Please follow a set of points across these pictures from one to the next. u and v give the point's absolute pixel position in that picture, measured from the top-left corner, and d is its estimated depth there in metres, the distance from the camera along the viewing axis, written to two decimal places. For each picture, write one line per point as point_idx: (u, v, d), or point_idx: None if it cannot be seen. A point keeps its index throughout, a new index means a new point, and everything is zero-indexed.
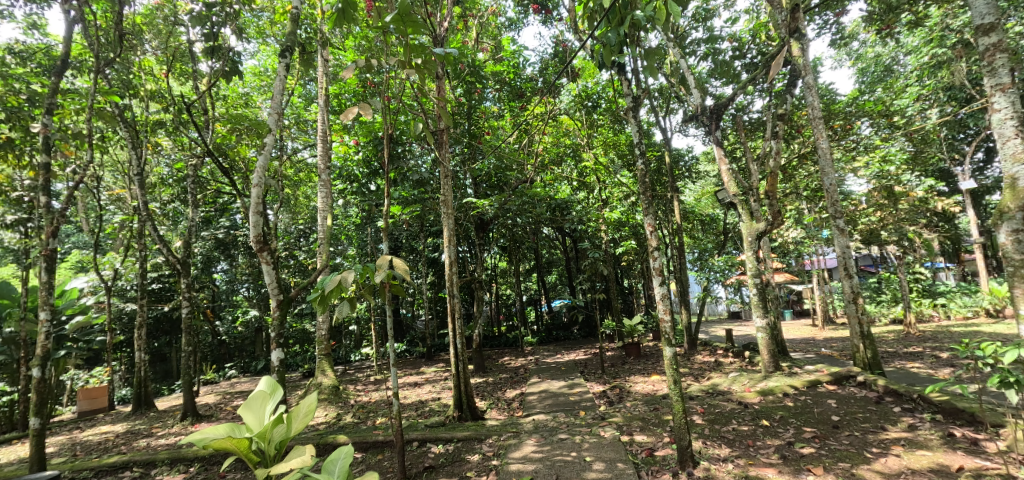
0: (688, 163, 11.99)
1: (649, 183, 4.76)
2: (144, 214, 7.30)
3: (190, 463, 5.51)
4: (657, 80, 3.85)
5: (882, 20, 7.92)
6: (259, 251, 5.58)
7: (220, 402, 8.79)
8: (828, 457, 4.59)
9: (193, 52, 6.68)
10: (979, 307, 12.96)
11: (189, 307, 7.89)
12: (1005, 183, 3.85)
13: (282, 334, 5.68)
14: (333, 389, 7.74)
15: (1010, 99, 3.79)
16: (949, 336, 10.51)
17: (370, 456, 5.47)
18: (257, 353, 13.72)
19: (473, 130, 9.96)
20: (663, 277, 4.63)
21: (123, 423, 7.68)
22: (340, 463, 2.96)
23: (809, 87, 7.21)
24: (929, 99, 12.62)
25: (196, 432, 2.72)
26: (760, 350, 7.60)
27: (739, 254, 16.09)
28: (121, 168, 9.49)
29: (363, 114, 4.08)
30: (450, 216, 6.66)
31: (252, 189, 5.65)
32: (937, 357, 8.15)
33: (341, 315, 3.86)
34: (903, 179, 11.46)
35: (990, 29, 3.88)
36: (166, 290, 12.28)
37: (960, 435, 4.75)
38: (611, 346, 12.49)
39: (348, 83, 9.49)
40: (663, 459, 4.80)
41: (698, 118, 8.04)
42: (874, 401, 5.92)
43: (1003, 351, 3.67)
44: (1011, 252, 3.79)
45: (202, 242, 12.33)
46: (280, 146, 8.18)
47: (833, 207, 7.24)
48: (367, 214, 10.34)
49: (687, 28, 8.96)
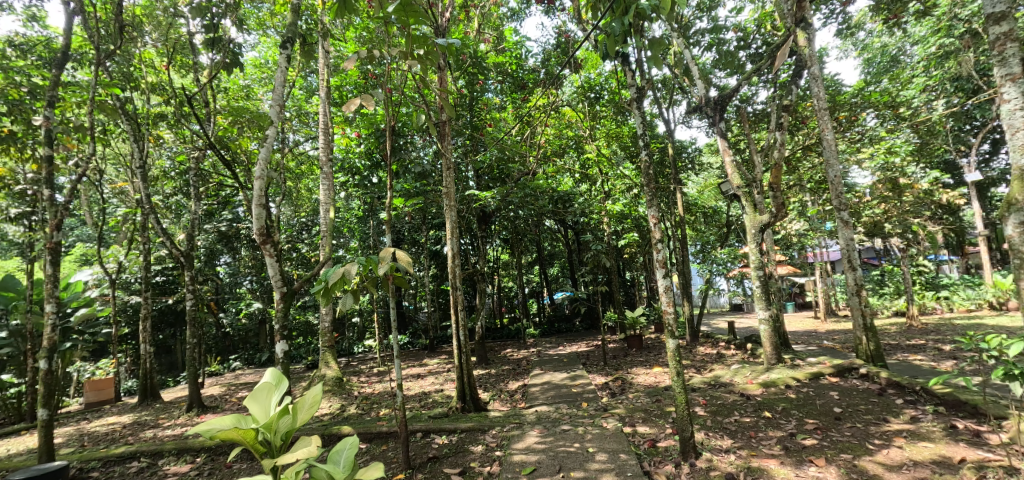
0: (692, 155, 11.86)
1: (653, 174, 4.73)
2: (147, 207, 7.30)
3: (197, 453, 5.58)
4: (663, 70, 3.76)
5: (888, 9, 7.79)
6: (262, 243, 5.59)
7: (225, 394, 8.86)
8: (831, 449, 4.61)
9: (193, 44, 6.60)
10: (983, 300, 12.93)
11: (194, 299, 7.85)
12: (1013, 175, 3.79)
13: (287, 326, 5.69)
14: (336, 380, 7.82)
15: (1021, 90, 3.74)
16: (951, 328, 10.42)
17: (375, 446, 5.54)
18: (262, 345, 13.80)
19: (475, 122, 10.14)
20: (667, 269, 4.63)
21: (130, 414, 7.74)
22: (345, 453, 3.00)
23: (815, 78, 7.09)
24: (935, 90, 12.44)
25: (203, 423, 2.72)
26: (762, 342, 7.59)
27: (741, 247, 16.19)
28: (123, 162, 9.50)
29: (364, 106, 4.05)
30: (450, 209, 6.52)
31: (254, 182, 5.68)
32: (940, 349, 8.14)
33: (346, 306, 3.90)
34: (909, 171, 11.35)
35: (1001, 17, 3.82)
36: (170, 283, 12.39)
37: (963, 427, 4.77)
38: (612, 338, 12.50)
39: (349, 75, 9.41)
40: (666, 450, 4.85)
41: (703, 109, 7.95)
42: (876, 392, 5.93)
43: (1008, 345, 3.63)
44: (1019, 244, 3.73)
45: (205, 236, 12.43)
46: (280, 138, 8.13)
47: (838, 198, 7.19)
48: (369, 207, 10.29)
49: (690, 18, 8.84)
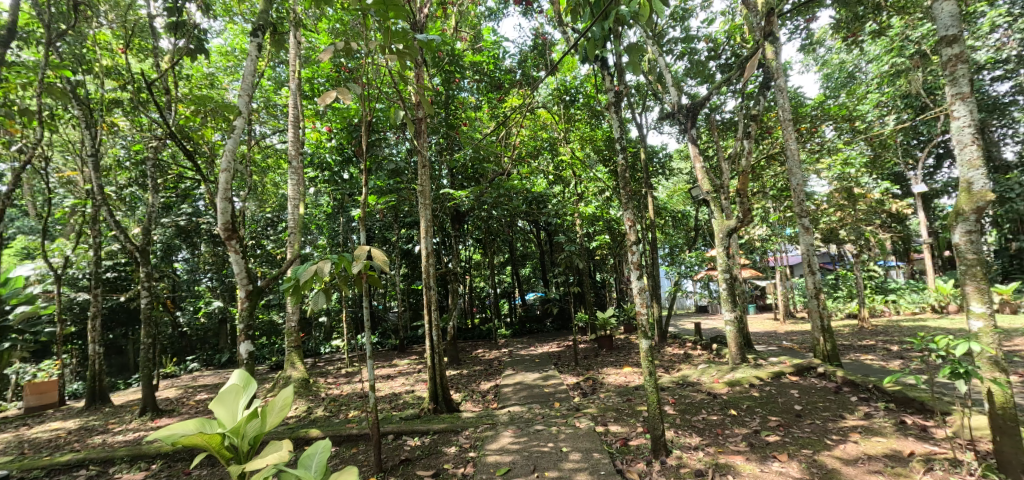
0: (663, 160, 12.18)
1: (629, 177, 4.89)
2: (99, 198, 6.85)
3: (152, 460, 5.28)
4: (640, 76, 3.84)
5: (848, 28, 8.18)
6: (226, 239, 5.39)
7: (182, 396, 8.46)
8: (793, 444, 4.83)
9: (154, 28, 6.24)
10: (926, 303, 13.76)
11: (149, 296, 7.44)
12: (960, 187, 4.10)
13: (251, 326, 5.50)
14: (303, 381, 7.59)
15: (969, 108, 4.03)
16: (899, 330, 11.12)
17: (345, 449, 5.39)
18: (221, 346, 13.23)
19: (451, 120, 10.04)
20: (640, 271, 4.74)
21: (76, 419, 7.26)
22: (317, 458, 2.94)
23: (780, 90, 7.42)
24: (887, 106, 13.16)
25: (164, 428, 2.60)
26: (727, 342, 7.85)
27: (708, 250, 16.75)
28: (71, 149, 8.88)
29: (340, 99, 3.95)
30: (426, 207, 6.43)
31: (219, 174, 5.45)
32: (888, 349, 8.68)
33: (316, 306, 3.82)
34: (862, 181, 12.04)
35: (953, 40, 4.09)
36: (122, 280, 11.70)
37: (911, 422, 5.08)
38: (584, 339, 12.66)
39: (322, 67, 9.11)
40: (637, 448, 4.95)
41: (675, 115, 8.14)
42: (833, 390, 6.25)
43: (954, 344, 3.88)
44: (965, 251, 4.03)
45: (162, 230, 11.80)
46: (248, 130, 7.82)
47: (799, 206, 7.53)
48: (340, 203, 10.08)
49: (664, 27, 9.07)
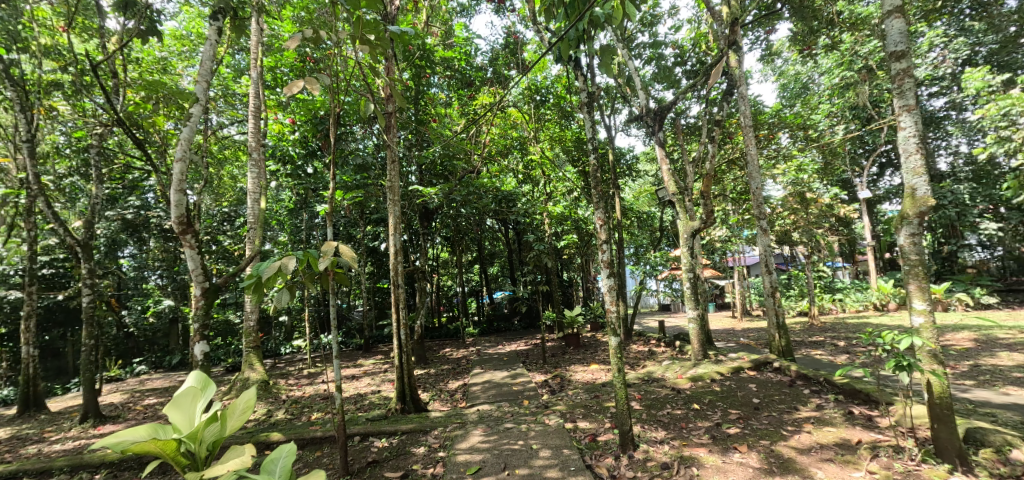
0: (629, 162, 12.46)
1: (600, 178, 5.02)
2: (35, 188, 6.32)
3: (95, 469, 4.93)
4: (612, 78, 3.92)
5: (804, 41, 8.61)
6: (181, 234, 5.11)
7: (128, 401, 7.94)
8: (752, 436, 5.05)
9: (101, 6, 5.82)
10: (869, 302, 14.65)
11: (92, 294, 6.94)
12: (905, 193, 4.39)
13: (207, 325, 5.23)
14: (262, 383, 7.29)
15: (914, 119, 4.32)
16: (845, 327, 11.83)
17: (309, 453, 5.22)
18: (172, 347, 12.52)
19: (420, 116, 9.89)
20: (610, 269, 4.84)
21: (6, 427, 6.69)
22: (281, 461, 2.84)
23: (743, 97, 7.73)
24: (837, 116, 13.97)
25: (113, 435, 2.46)
26: (690, 339, 8.11)
27: (671, 250, 17.28)
28: (2, 134, 8.16)
29: (307, 89, 3.82)
30: (395, 204, 6.30)
31: (173, 165, 5.16)
32: (836, 345, 9.22)
33: (278, 304, 3.69)
34: (813, 187, 12.73)
35: (901, 55, 4.37)
36: (59, 277, 10.88)
37: (858, 413, 5.42)
38: (551, 337, 12.77)
39: (286, 56, 8.76)
40: (605, 443, 5.04)
41: (643, 118, 8.31)
42: (788, 384, 6.58)
43: (899, 339, 4.15)
44: (909, 252, 4.33)
45: (106, 223, 11.05)
46: (204, 119, 7.43)
47: (758, 208, 7.87)
48: (304, 198, 9.74)
49: (634, 31, 9.26)
